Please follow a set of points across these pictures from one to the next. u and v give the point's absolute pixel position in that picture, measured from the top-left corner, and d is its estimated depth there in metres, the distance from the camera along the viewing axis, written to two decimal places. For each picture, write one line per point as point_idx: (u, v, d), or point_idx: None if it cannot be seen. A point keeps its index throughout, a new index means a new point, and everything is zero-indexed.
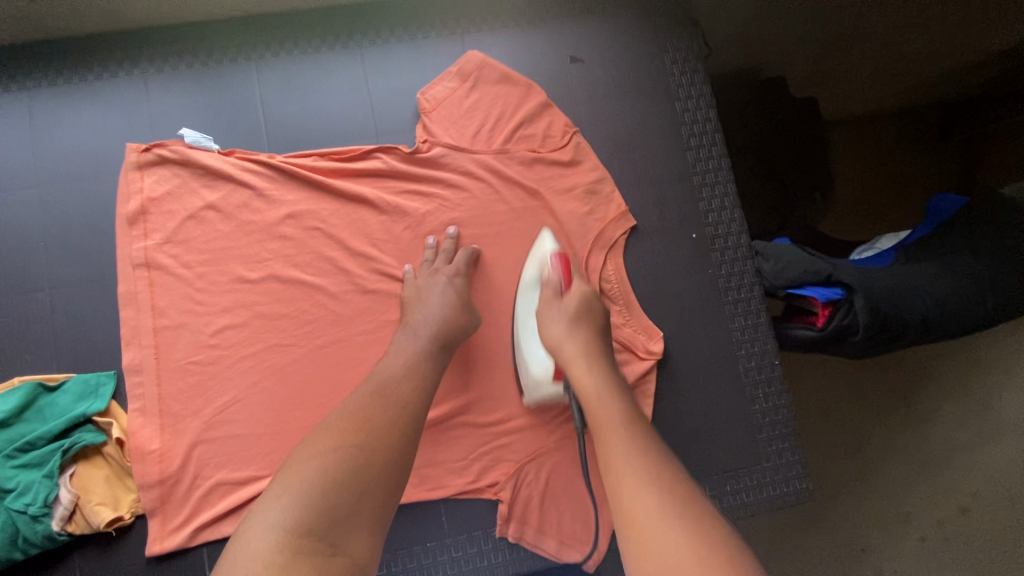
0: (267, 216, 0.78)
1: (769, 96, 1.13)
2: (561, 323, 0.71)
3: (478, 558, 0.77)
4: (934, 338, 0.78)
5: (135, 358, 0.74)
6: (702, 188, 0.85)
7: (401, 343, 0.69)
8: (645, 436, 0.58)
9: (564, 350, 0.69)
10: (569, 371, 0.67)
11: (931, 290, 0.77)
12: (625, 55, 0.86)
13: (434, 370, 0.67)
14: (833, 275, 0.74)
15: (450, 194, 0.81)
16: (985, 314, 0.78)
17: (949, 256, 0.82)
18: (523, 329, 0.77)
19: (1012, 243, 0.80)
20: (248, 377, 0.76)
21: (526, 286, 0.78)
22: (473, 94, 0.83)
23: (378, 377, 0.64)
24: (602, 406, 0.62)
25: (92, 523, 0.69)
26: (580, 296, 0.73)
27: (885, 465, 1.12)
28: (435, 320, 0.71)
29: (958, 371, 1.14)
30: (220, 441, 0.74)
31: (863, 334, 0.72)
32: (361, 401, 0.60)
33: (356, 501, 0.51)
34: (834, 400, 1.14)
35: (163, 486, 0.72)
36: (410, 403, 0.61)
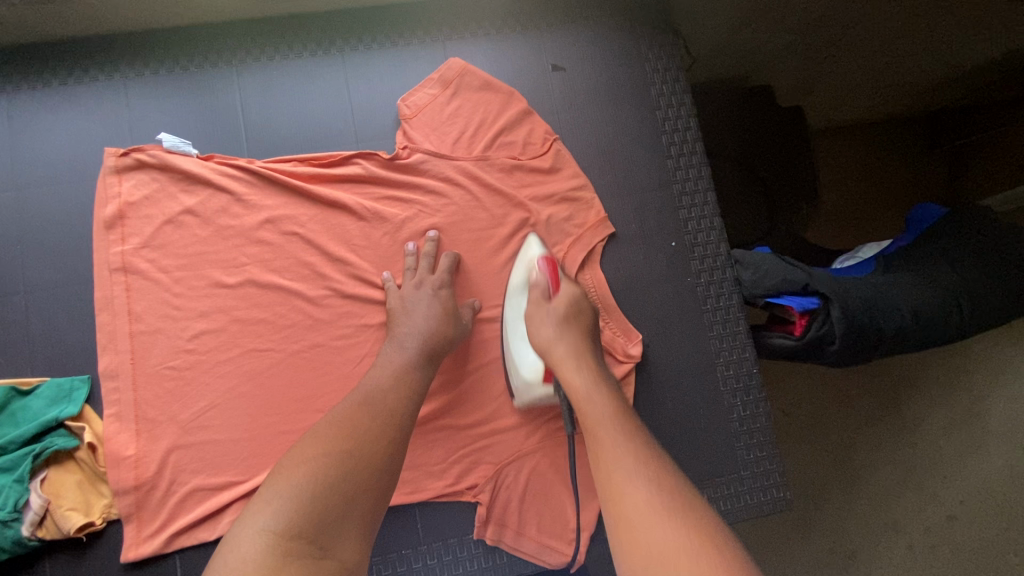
0: (246, 221, 0.78)
1: (754, 105, 1.13)
2: (551, 326, 0.71)
3: (454, 565, 0.77)
4: (912, 347, 0.79)
5: (111, 363, 0.74)
6: (682, 197, 0.86)
7: (388, 355, 0.69)
8: (637, 431, 0.59)
9: (555, 351, 0.69)
10: (559, 369, 0.68)
11: (908, 299, 0.77)
12: (607, 64, 0.87)
13: (422, 382, 0.68)
14: (809, 285, 0.75)
15: (429, 200, 0.81)
16: (962, 323, 0.78)
17: (927, 265, 0.82)
18: (512, 332, 0.78)
19: (990, 252, 0.81)
20: (224, 381, 0.75)
21: (516, 290, 0.79)
22: (454, 101, 0.83)
23: (366, 388, 0.64)
24: (594, 403, 0.62)
25: (63, 529, 0.69)
26: (569, 297, 0.73)
27: (871, 473, 1.12)
28: (421, 331, 0.71)
29: (945, 380, 1.14)
30: (196, 446, 0.74)
31: (840, 343, 0.72)
32: (347, 412, 0.60)
33: (346, 506, 0.52)
34: (819, 407, 1.14)
35: (137, 491, 0.72)
36: (399, 414, 0.62)
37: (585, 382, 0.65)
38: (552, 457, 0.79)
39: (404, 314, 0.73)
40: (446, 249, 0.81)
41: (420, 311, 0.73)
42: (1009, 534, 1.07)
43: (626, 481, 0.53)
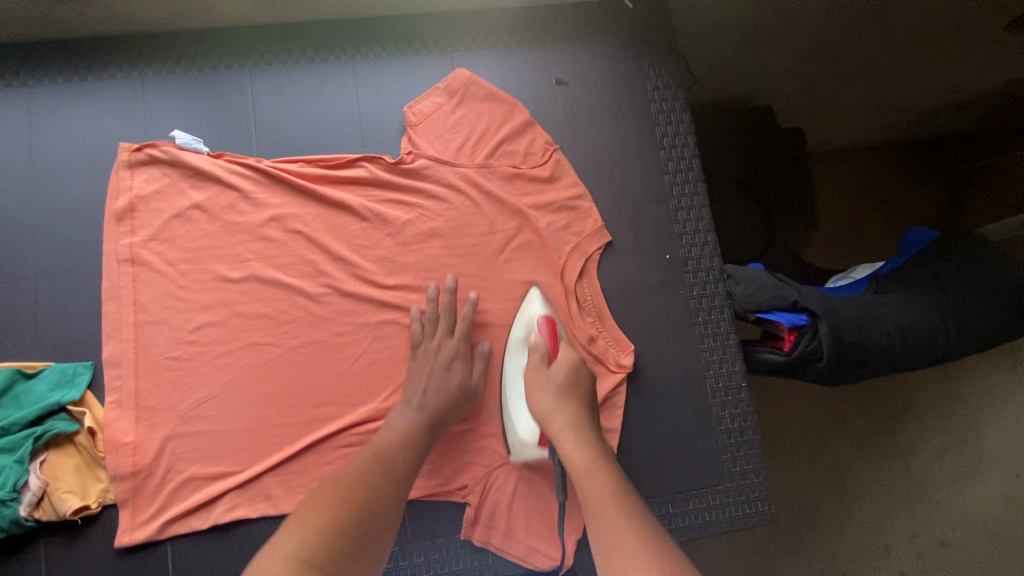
0: (252, 218, 0.80)
1: (754, 125, 1.15)
2: (549, 393, 0.73)
3: (440, 564, 0.78)
4: (899, 368, 0.80)
5: (114, 351, 0.76)
6: (678, 211, 0.87)
7: (399, 413, 0.72)
8: (635, 507, 0.58)
9: (554, 420, 0.70)
10: (560, 443, 0.68)
11: (896, 320, 0.79)
12: (609, 79, 0.89)
13: (424, 444, 0.70)
14: (798, 301, 0.76)
15: (431, 204, 0.83)
16: (949, 344, 0.79)
17: (917, 288, 0.83)
18: (511, 389, 0.80)
19: (978, 278, 0.82)
20: (224, 373, 0.77)
21: (515, 347, 0.81)
22: (459, 110, 0.85)
23: (377, 444, 0.68)
24: (593, 475, 0.63)
25: (58, 511, 0.70)
26: (568, 363, 0.75)
27: (866, 495, 1.12)
28: (434, 393, 0.74)
29: (939, 406, 1.14)
30: (193, 436, 0.76)
31: (827, 359, 0.73)
32: (359, 467, 0.64)
33: (357, 550, 0.55)
34: (813, 424, 1.15)
35: (134, 478, 0.73)
36: (402, 473, 0.65)
37: (584, 455, 0.65)
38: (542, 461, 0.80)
39: (419, 372, 0.75)
40: (466, 295, 0.81)
41: (434, 372, 0.75)
42: (999, 563, 1.07)
43: (630, 564, 0.51)
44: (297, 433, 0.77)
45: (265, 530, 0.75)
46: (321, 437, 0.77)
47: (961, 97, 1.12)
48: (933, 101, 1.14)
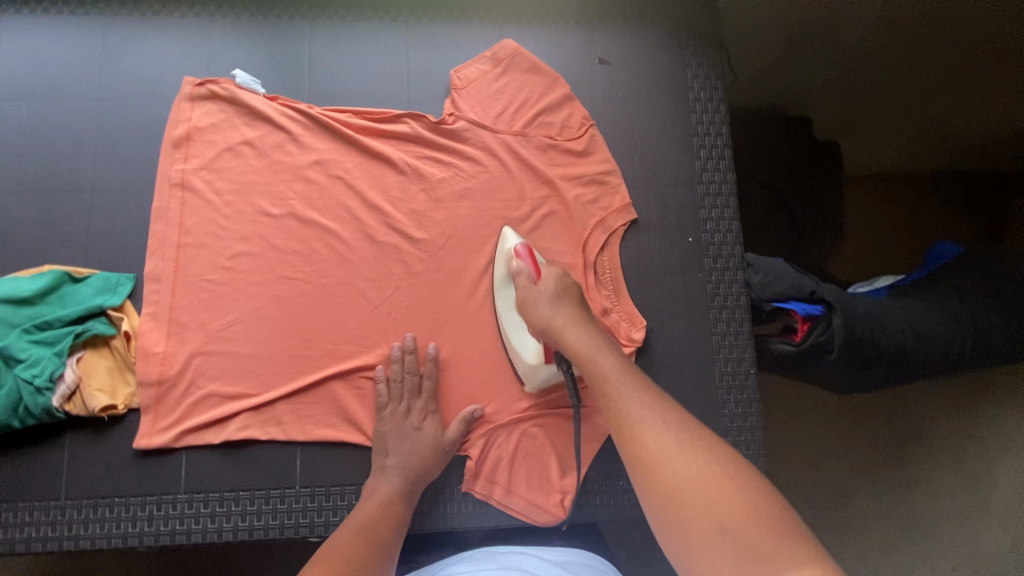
0: (297, 159, 0.85)
1: (793, 132, 1.15)
2: (544, 305, 0.72)
3: (436, 507, 0.80)
4: (909, 371, 0.80)
5: (156, 267, 0.80)
6: (705, 197, 0.89)
7: (376, 482, 0.74)
8: (644, 387, 0.61)
9: (555, 324, 0.70)
10: (561, 341, 0.69)
11: (912, 323, 0.79)
12: (652, 64, 0.92)
13: (406, 508, 0.72)
14: (815, 292, 0.78)
15: (466, 165, 0.87)
16: (960, 354, 0.80)
17: (939, 298, 0.83)
18: (507, 323, 0.81)
19: (1000, 294, 0.83)
20: (253, 301, 0.81)
21: (500, 284, 0.82)
22: (502, 78, 0.89)
23: (355, 518, 0.68)
24: (599, 363, 0.64)
25: (88, 406, 0.74)
26: (555, 276, 0.74)
27: (866, 523, 1.11)
28: (406, 455, 0.75)
29: (954, 442, 1.12)
30: (219, 355, 0.80)
31: (838, 352, 0.74)
32: (345, 532, 0.65)
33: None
34: (824, 440, 1.14)
35: (160, 386, 0.78)
36: (385, 538, 0.66)
37: (589, 346, 0.66)
38: (546, 421, 0.82)
39: (392, 436, 0.77)
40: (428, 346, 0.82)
41: (406, 436, 0.76)
42: None
43: (644, 427, 0.55)
44: (314, 365, 0.81)
45: (274, 453, 0.79)
46: (338, 372, 0.80)
47: (999, 129, 1.12)
48: (975, 129, 1.13)
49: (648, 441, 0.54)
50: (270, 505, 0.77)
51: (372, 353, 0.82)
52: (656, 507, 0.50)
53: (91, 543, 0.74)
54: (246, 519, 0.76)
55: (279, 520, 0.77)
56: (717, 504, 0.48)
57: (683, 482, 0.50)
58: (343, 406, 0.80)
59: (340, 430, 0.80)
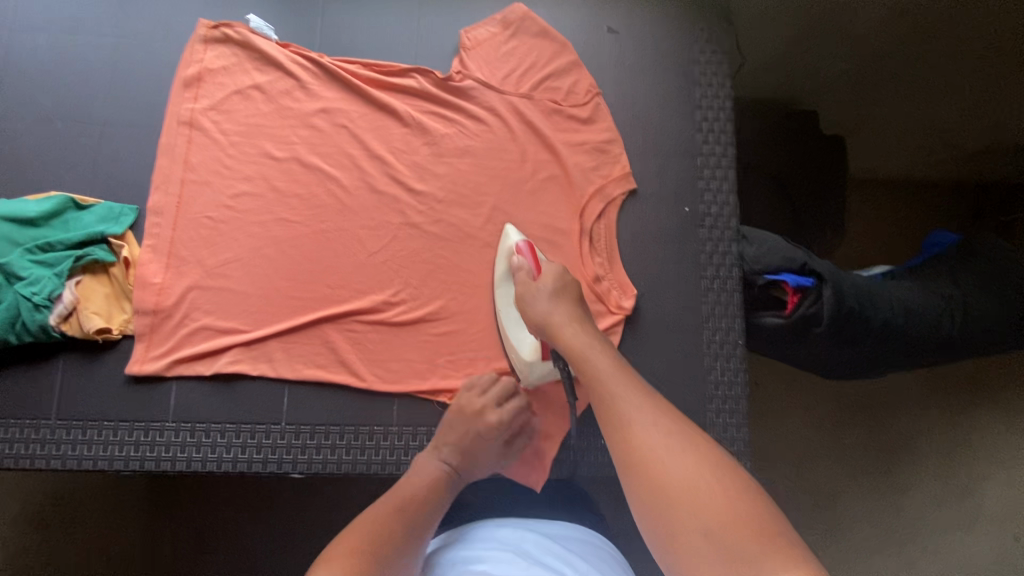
0: (305, 106, 0.86)
1: (800, 126, 1.12)
2: (543, 301, 0.73)
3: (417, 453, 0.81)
4: (897, 346, 0.82)
5: (159, 201, 0.82)
6: (704, 169, 0.90)
7: (423, 463, 0.75)
8: (635, 384, 0.63)
9: (552, 321, 0.72)
10: (558, 336, 0.71)
11: (904, 300, 0.82)
12: (660, 36, 0.92)
13: (442, 508, 0.71)
14: (807, 264, 0.79)
15: (470, 123, 0.88)
16: (946, 330, 0.82)
17: (931, 280, 0.88)
18: (506, 318, 0.81)
19: (990, 274, 0.87)
20: (252, 241, 0.83)
21: (500, 280, 0.83)
22: (511, 41, 0.90)
23: (389, 500, 0.68)
24: (593, 358, 0.67)
25: (83, 328, 0.76)
26: (555, 273, 0.75)
27: (852, 526, 1.12)
28: (462, 445, 0.76)
29: (945, 452, 1.14)
30: (215, 291, 0.81)
31: (826, 324, 0.76)
32: (380, 511, 0.65)
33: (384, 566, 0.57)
34: (809, 445, 1.14)
35: (154, 316, 0.79)
36: (422, 520, 0.66)
37: (584, 343, 0.69)
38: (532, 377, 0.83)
39: (454, 423, 0.78)
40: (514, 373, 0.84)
41: (472, 426, 0.77)
42: None
43: (635, 428, 0.58)
44: (307, 307, 0.82)
45: (261, 389, 0.80)
46: (330, 315, 0.82)
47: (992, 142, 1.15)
48: (972, 140, 1.16)
49: (637, 438, 0.57)
50: (255, 439, 0.78)
51: (364, 300, 0.83)
52: (647, 510, 0.53)
53: (77, 463, 0.75)
54: (231, 451, 0.77)
55: (262, 454, 0.78)
56: (707, 507, 0.50)
57: (671, 483, 0.52)
58: (333, 348, 0.82)
59: (328, 372, 0.81)
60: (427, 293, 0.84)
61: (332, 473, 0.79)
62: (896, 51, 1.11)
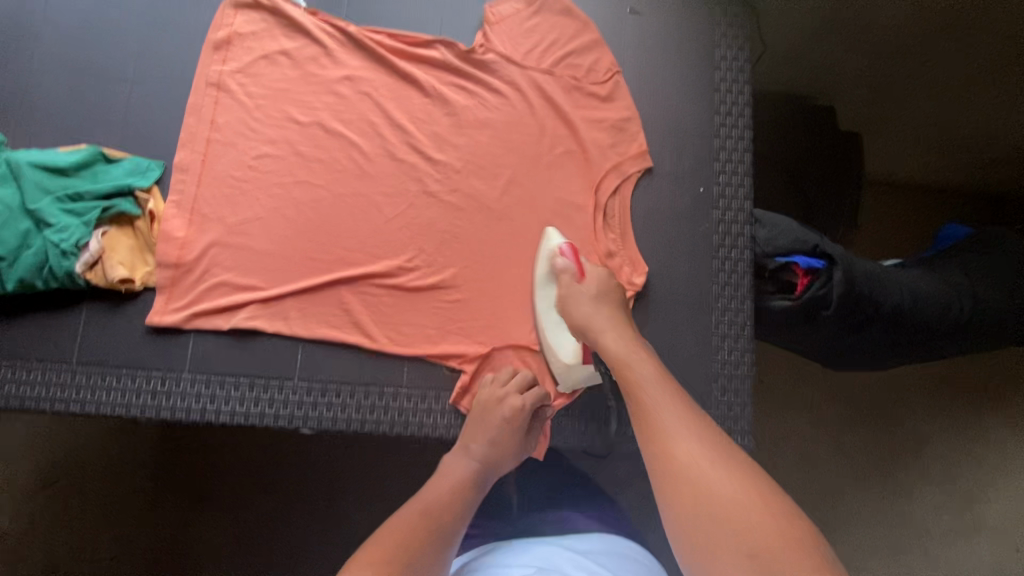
0: (329, 73, 0.88)
1: (817, 120, 1.13)
2: (585, 304, 0.79)
3: (425, 414, 0.82)
4: (903, 333, 0.84)
5: (185, 159, 0.84)
6: (720, 151, 0.90)
7: (451, 462, 0.78)
8: (674, 395, 0.67)
9: (595, 324, 0.77)
10: (599, 338, 0.76)
11: (913, 286, 0.84)
12: (681, 18, 0.93)
13: (468, 503, 0.74)
14: (818, 246, 0.80)
15: (491, 96, 0.90)
16: (954, 318, 0.84)
17: (943, 271, 0.89)
18: (545, 322, 0.83)
19: (1004, 267, 0.88)
20: (273, 202, 0.84)
21: (541, 282, 0.84)
22: (534, 18, 0.91)
23: (424, 499, 0.73)
24: (634, 364, 0.72)
25: (107, 277, 0.78)
26: (598, 278, 0.81)
27: (852, 526, 1.12)
28: (485, 445, 0.78)
29: (950, 457, 1.14)
30: (235, 248, 0.83)
31: (835, 306, 0.78)
32: (405, 516, 0.69)
33: (419, 557, 0.63)
34: (816, 441, 1.15)
35: (176, 270, 0.81)
36: (449, 524, 0.70)
37: (626, 349, 0.74)
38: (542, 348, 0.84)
39: (477, 420, 0.79)
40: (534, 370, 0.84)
41: (489, 419, 0.78)
42: None
43: (677, 440, 0.61)
44: (324, 269, 0.84)
45: (276, 346, 0.82)
46: (346, 277, 0.83)
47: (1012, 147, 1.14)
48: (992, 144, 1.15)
49: (675, 444, 0.61)
50: (268, 392, 0.80)
51: (380, 264, 0.85)
52: (686, 521, 0.56)
53: (96, 408, 0.77)
54: (245, 403, 0.80)
55: (275, 408, 0.80)
56: (746, 525, 0.53)
57: (706, 489, 0.56)
58: (347, 310, 0.83)
59: (342, 332, 0.82)
60: (441, 261, 0.86)
61: (341, 430, 0.81)
62: (919, 47, 1.11)
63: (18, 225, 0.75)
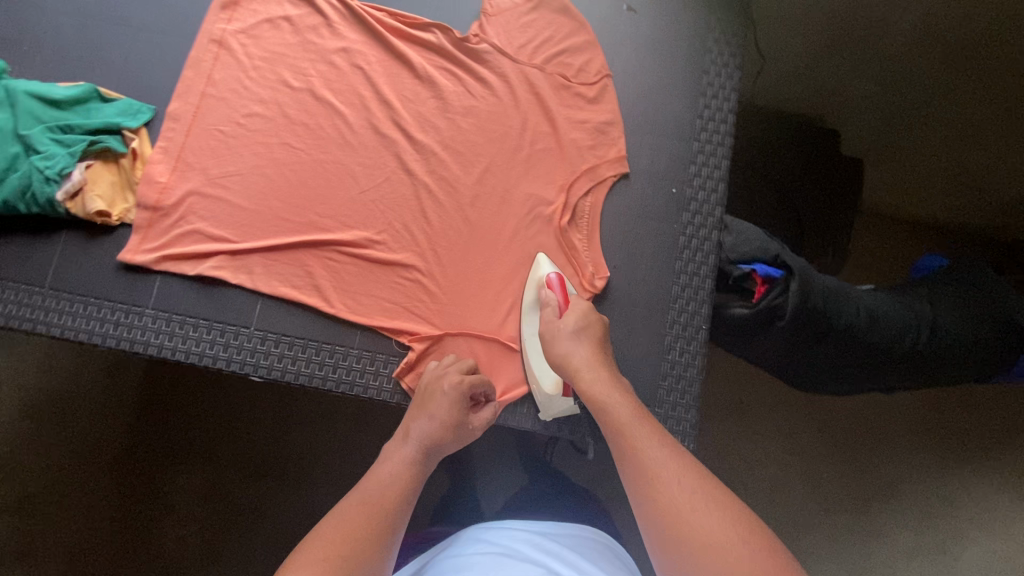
0: (327, 43, 0.91)
1: (819, 139, 1.11)
2: (565, 340, 0.76)
3: (372, 378, 0.85)
4: (856, 353, 0.88)
5: (178, 109, 0.87)
6: (698, 155, 0.91)
7: (393, 450, 0.75)
8: (654, 434, 0.64)
9: (573, 362, 0.74)
10: (577, 380, 0.73)
11: (868, 305, 0.88)
12: (678, 25, 0.94)
13: (417, 480, 0.72)
14: (779, 256, 0.83)
15: (480, 85, 0.91)
16: (906, 345, 0.89)
17: (907, 297, 0.94)
18: (531, 351, 0.84)
19: (959, 301, 0.94)
20: (256, 159, 0.87)
21: (528, 309, 0.85)
22: (533, 14, 0.93)
23: (364, 488, 0.69)
24: (613, 405, 0.69)
25: (86, 208, 0.82)
26: (579, 311, 0.78)
27: (815, 559, 1.11)
28: (426, 428, 0.75)
29: (924, 502, 1.12)
30: (213, 199, 0.86)
31: (789, 318, 0.81)
32: (345, 513, 0.64)
33: (357, 550, 0.59)
34: (785, 474, 1.14)
35: (153, 212, 0.84)
36: (393, 514, 0.65)
37: (605, 388, 0.70)
38: (493, 335, 0.86)
39: (420, 399, 0.79)
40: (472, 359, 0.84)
41: (430, 395, 0.78)
42: None
43: (663, 483, 0.59)
44: (293, 230, 0.86)
45: (236, 295, 0.85)
46: (314, 240, 0.86)
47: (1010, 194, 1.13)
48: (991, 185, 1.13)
49: (660, 487, 0.59)
50: (224, 337, 0.83)
51: (348, 232, 0.87)
52: (681, 575, 0.53)
53: (61, 332, 0.81)
54: (201, 344, 0.83)
55: (228, 353, 0.83)
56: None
57: (697, 535, 0.54)
58: (310, 272, 0.86)
59: (301, 292, 0.85)
60: (408, 238, 0.88)
61: (290, 382, 0.84)
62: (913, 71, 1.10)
63: (8, 149, 0.80)
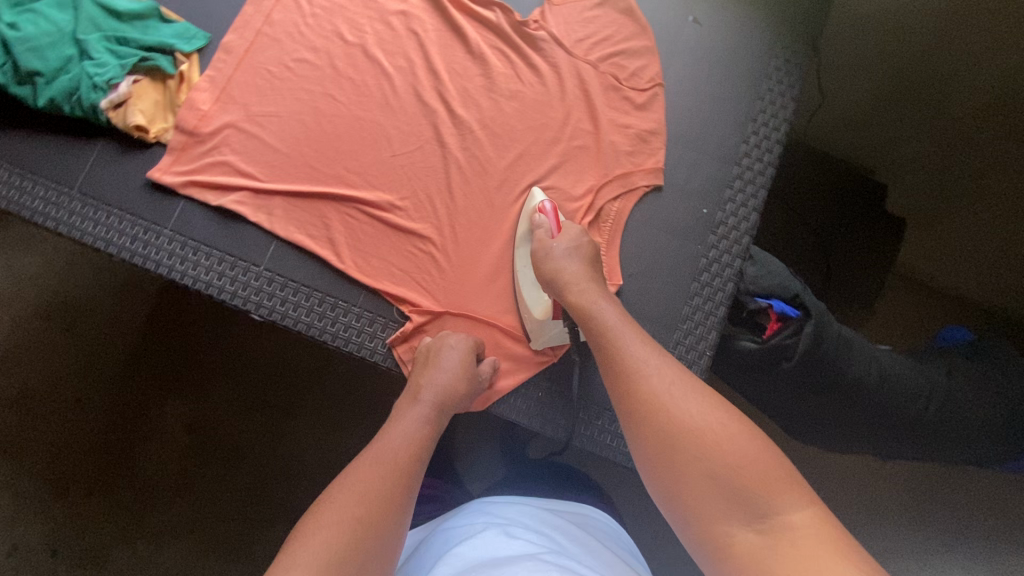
0: (388, 4, 0.92)
1: (862, 190, 1.07)
2: (557, 258, 0.77)
3: (367, 339, 0.85)
4: (862, 409, 0.87)
5: (232, 41, 0.89)
6: (735, 180, 0.89)
7: (405, 409, 0.75)
8: (636, 337, 0.67)
9: (564, 275, 0.75)
10: (565, 293, 0.75)
11: (882, 364, 0.87)
12: (740, 45, 0.92)
13: (428, 442, 0.72)
14: (799, 296, 0.83)
15: (531, 71, 0.91)
16: (917, 412, 0.87)
17: (926, 363, 0.92)
18: (522, 278, 0.84)
19: (993, 379, 0.90)
20: (297, 105, 0.88)
21: (520, 239, 0.85)
22: (596, 10, 0.92)
23: (375, 450, 0.68)
24: (597, 314, 0.71)
25: (125, 120, 0.83)
26: (573, 234, 0.79)
27: None
28: (439, 386, 0.76)
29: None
30: (248, 135, 0.87)
31: (797, 360, 0.81)
32: (360, 474, 0.63)
33: (371, 520, 0.58)
34: None
35: (189, 137, 0.86)
36: (406, 477, 0.65)
37: (590, 299, 0.72)
38: (494, 321, 0.85)
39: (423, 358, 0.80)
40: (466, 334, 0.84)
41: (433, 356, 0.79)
42: None
43: (644, 379, 0.61)
44: (319, 179, 0.87)
45: (253, 233, 0.85)
46: (337, 193, 0.86)
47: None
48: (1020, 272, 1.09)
49: (638, 384, 0.61)
50: (233, 272, 0.84)
51: (371, 193, 0.87)
52: (657, 458, 0.57)
53: (81, 237, 0.83)
54: (210, 274, 0.84)
55: (235, 287, 0.84)
56: (712, 450, 0.54)
57: (674, 424, 0.57)
58: (326, 223, 0.86)
59: (315, 242, 0.85)
60: (430, 210, 0.87)
61: (287, 327, 0.84)
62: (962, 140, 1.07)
63: (64, 50, 0.82)
